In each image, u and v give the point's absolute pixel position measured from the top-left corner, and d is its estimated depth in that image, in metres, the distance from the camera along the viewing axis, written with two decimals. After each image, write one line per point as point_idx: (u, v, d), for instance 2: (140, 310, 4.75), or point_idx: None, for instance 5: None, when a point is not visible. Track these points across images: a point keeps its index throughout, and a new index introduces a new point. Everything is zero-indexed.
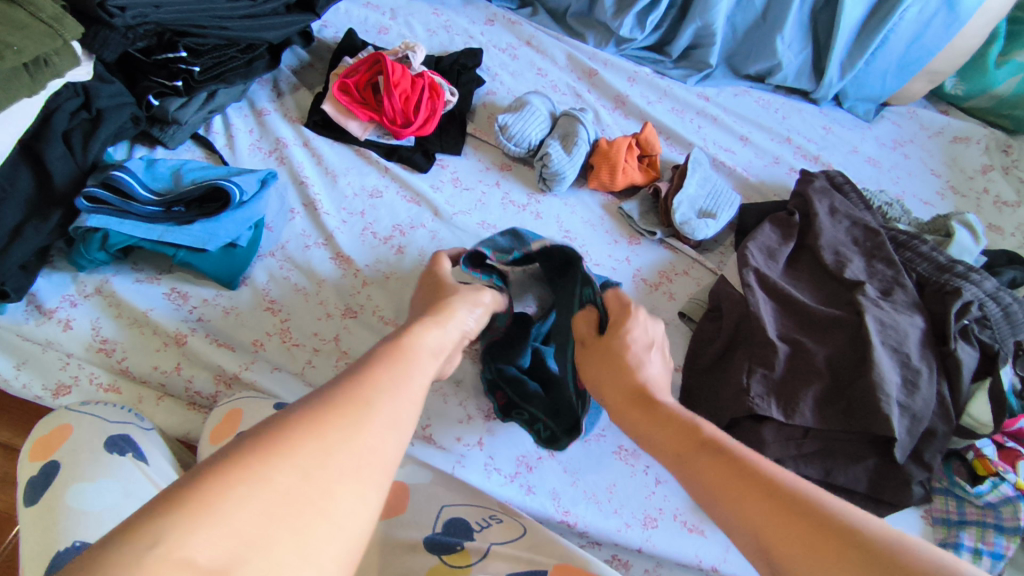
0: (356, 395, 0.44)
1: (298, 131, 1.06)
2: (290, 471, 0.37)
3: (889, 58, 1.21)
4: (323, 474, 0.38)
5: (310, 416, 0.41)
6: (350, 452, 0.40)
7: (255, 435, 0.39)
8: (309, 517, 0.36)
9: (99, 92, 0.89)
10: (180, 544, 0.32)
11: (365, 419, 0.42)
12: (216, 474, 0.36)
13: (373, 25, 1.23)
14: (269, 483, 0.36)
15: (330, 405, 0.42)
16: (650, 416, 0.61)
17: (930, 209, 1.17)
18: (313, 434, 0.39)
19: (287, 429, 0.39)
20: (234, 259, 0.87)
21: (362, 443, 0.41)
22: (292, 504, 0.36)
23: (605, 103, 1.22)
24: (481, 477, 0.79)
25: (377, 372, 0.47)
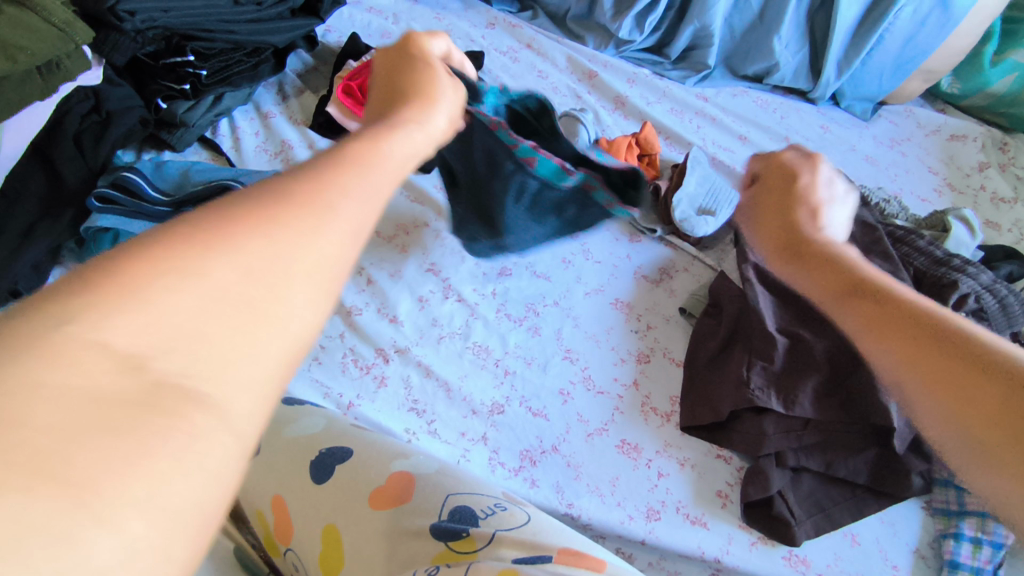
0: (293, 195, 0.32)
1: (304, 133, 1.08)
2: (229, 268, 0.28)
3: (885, 58, 1.23)
4: (273, 272, 0.29)
5: (248, 205, 0.31)
6: (303, 255, 0.30)
7: (193, 221, 0.30)
8: (247, 321, 0.28)
9: (109, 95, 0.90)
10: (98, 327, 0.25)
11: (325, 215, 0.32)
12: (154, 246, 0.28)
13: (376, 29, 1.25)
14: (224, 258, 0.29)
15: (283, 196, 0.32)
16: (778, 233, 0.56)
17: (927, 206, 1.18)
18: (259, 228, 0.30)
19: (228, 219, 0.30)
20: None
21: (323, 247, 0.31)
22: (229, 304, 0.28)
23: (606, 103, 1.24)
24: (486, 470, 0.81)
25: (341, 174, 0.35)
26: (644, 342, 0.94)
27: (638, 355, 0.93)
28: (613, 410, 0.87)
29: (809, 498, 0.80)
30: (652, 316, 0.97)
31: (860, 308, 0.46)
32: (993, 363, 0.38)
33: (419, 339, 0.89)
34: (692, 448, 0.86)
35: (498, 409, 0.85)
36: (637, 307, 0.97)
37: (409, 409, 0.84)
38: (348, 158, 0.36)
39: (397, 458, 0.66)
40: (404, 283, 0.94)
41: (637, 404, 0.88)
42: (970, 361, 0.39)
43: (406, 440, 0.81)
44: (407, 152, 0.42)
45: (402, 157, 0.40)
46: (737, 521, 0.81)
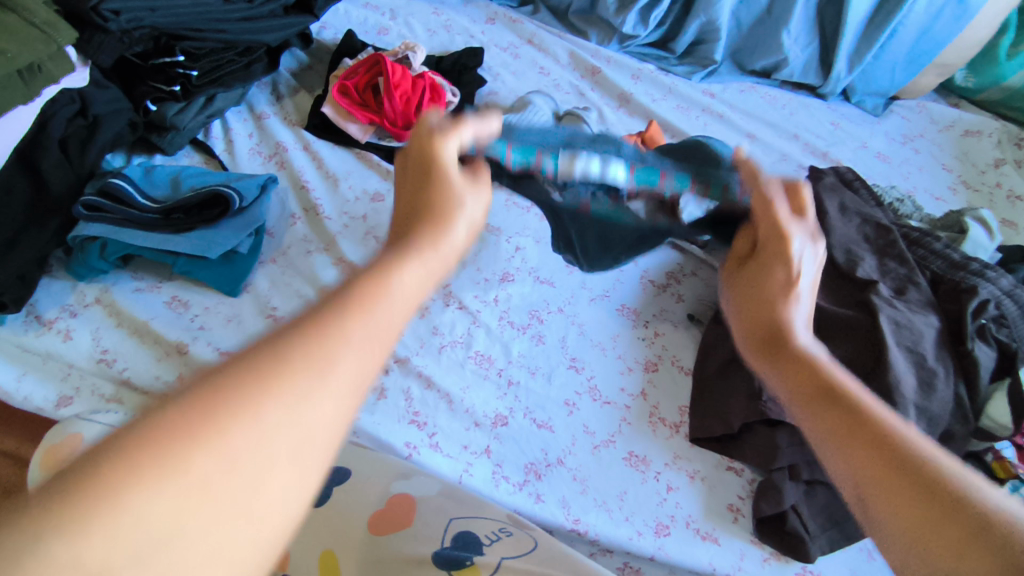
0: (310, 352, 0.30)
1: (299, 134, 1.04)
2: (215, 459, 0.25)
3: (897, 52, 1.19)
4: (259, 466, 0.26)
5: (243, 371, 0.28)
6: (295, 430, 0.28)
7: (171, 401, 0.26)
8: (233, 518, 0.25)
9: (95, 98, 0.87)
10: (63, 553, 0.21)
11: (328, 377, 0.30)
12: (168, 413, 0.26)
13: (372, 25, 1.22)
14: (249, 425, 0.27)
15: (311, 339, 0.31)
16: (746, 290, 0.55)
17: (942, 204, 1.15)
18: (251, 406, 0.27)
19: (218, 392, 0.27)
20: (235, 266, 0.86)
21: (316, 420, 0.29)
22: (207, 505, 0.25)
23: (610, 100, 1.20)
24: (490, 486, 0.78)
25: (359, 318, 0.34)
26: (651, 350, 0.91)
27: (645, 363, 0.90)
28: (621, 421, 0.85)
29: (824, 512, 0.77)
30: (660, 323, 0.94)
31: (867, 442, 0.38)
32: None
33: (420, 348, 0.87)
34: (702, 460, 0.83)
35: (502, 420, 0.83)
36: (644, 314, 0.94)
37: (410, 422, 0.81)
38: (359, 293, 0.35)
39: (397, 479, 0.65)
40: None
41: (643, 415, 0.85)
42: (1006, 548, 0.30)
43: (406, 455, 0.78)
44: (415, 277, 0.39)
45: (416, 281, 0.39)
46: (750, 536, 0.78)
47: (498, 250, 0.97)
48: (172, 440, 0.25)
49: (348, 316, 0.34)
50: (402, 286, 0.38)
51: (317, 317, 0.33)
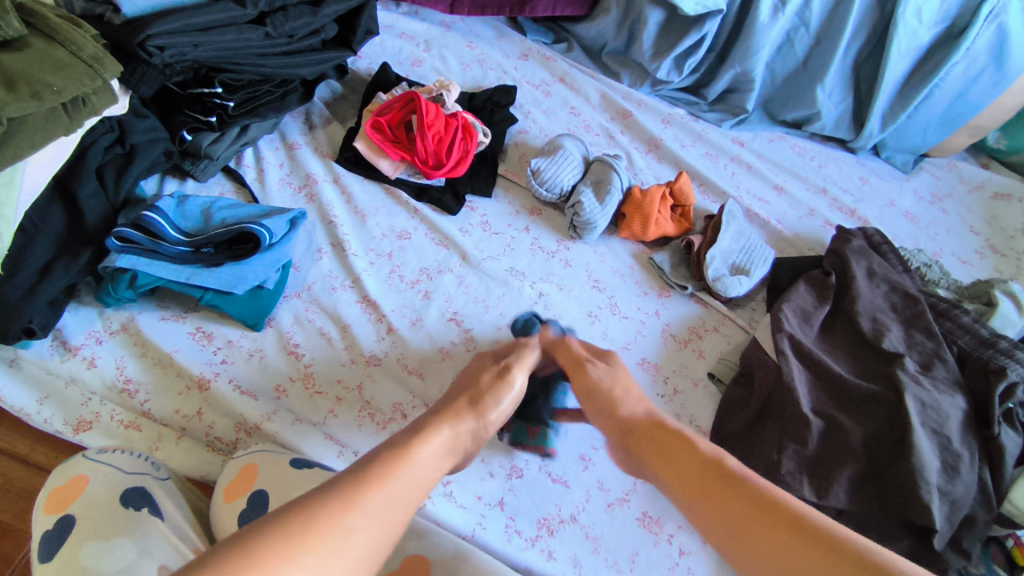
0: (345, 513, 0.50)
1: (329, 166, 1.05)
2: None
3: (931, 113, 1.19)
4: None
5: (285, 534, 0.46)
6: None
7: (232, 555, 0.44)
8: None
9: (133, 127, 0.87)
10: None
11: (342, 543, 0.48)
12: (252, 552, 0.45)
13: (407, 56, 1.22)
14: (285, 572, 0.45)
15: (356, 495, 0.52)
16: (656, 447, 0.70)
17: (967, 268, 1.14)
18: (289, 558, 0.45)
19: (263, 553, 0.45)
20: (260, 301, 0.87)
21: (336, 570, 0.47)
22: None
23: (639, 145, 1.20)
24: (502, 541, 0.78)
25: (388, 478, 0.56)
26: (670, 409, 0.90)
27: None
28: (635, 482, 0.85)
29: None
30: (680, 380, 0.93)
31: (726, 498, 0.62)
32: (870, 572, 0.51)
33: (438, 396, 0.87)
34: None
35: (517, 472, 0.84)
36: (664, 369, 0.93)
37: None
38: (381, 473, 0.55)
39: (412, 538, 0.64)
40: (426, 333, 0.91)
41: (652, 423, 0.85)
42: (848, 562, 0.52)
43: (421, 504, 0.78)
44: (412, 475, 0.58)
45: (426, 473, 0.59)
46: None
47: (522, 295, 0.97)
48: (261, 564, 0.44)
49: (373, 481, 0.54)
50: (418, 463, 0.59)
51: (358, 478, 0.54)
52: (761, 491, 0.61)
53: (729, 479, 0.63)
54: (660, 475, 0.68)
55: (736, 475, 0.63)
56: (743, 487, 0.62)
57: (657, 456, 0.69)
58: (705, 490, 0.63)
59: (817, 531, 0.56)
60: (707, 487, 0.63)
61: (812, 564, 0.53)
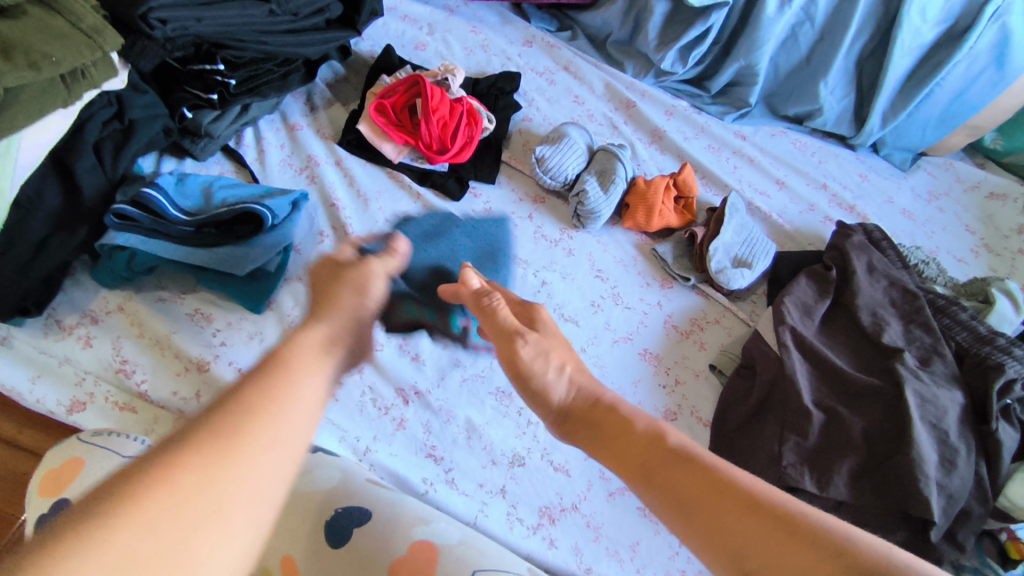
0: (229, 413, 0.41)
1: (331, 149, 1.03)
2: (133, 531, 0.34)
3: (931, 112, 1.20)
4: (181, 520, 0.36)
5: (164, 455, 0.38)
6: (234, 492, 0.38)
7: (105, 493, 0.35)
8: (164, 561, 0.34)
9: (133, 102, 0.85)
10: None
11: (236, 448, 0.40)
12: (123, 483, 0.36)
13: (410, 40, 1.20)
14: (171, 488, 0.36)
15: (194, 477, 0.37)
16: (595, 426, 0.58)
17: (963, 267, 1.15)
18: (166, 480, 0.36)
19: (140, 482, 0.36)
20: (261, 283, 0.86)
21: (230, 473, 0.39)
22: (151, 561, 0.34)
23: (642, 136, 1.20)
24: (505, 528, 0.78)
25: (251, 423, 0.41)
26: (671, 399, 0.90)
27: (665, 412, 0.89)
28: None
29: None
30: (681, 371, 0.93)
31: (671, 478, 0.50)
32: (847, 559, 0.41)
33: (439, 382, 0.87)
34: None
35: (520, 460, 0.83)
36: (666, 360, 0.94)
37: (426, 456, 0.81)
38: (266, 365, 0.46)
39: (418, 524, 0.64)
40: None
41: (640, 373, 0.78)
42: (820, 551, 0.42)
43: (423, 491, 0.78)
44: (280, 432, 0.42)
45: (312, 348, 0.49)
46: None
47: (525, 284, 0.96)
48: (133, 493, 0.35)
49: (213, 452, 0.39)
50: (302, 350, 0.49)
51: (190, 451, 0.38)
52: (711, 466, 0.50)
53: (671, 453, 0.52)
54: (599, 454, 0.57)
55: (680, 447, 0.52)
56: (685, 466, 0.50)
57: (598, 436, 0.58)
58: (649, 469, 0.52)
59: (781, 512, 0.45)
60: (650, 465, 0.52)
61: (773, 552, 0.43)
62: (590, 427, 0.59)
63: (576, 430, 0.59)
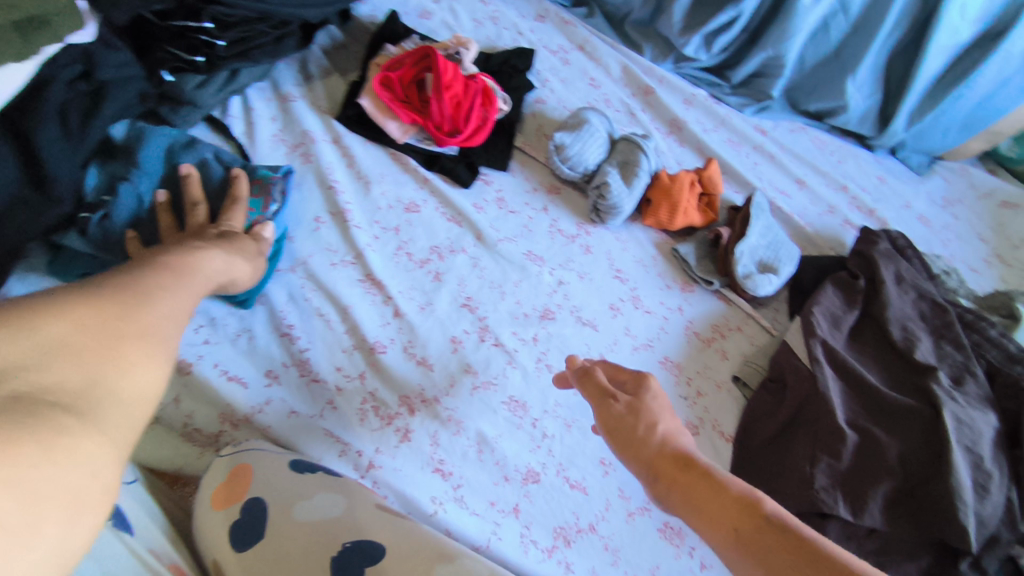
0: (119, 298, 0.46)
1: (328, 124, 0.93)
2: (63, 324, 0.40)
3: (956, 115, 1.16)
4: (98, 335, 0.41)
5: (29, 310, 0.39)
6: (126, 330, 0.44)
7: None
8: (95, 356, 0.40)
9: (103, 60, 0.73)
10: None
11: (126, 315, 0.45)
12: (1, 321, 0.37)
13: (415, 6, 1.10)
14: (70, 323, 0.40)
15: (78, 315, 0.41)
16: (683, 480, 0.49)
17: (978, 277, 1.13)
18: (63, 317, 0.40)
19: None
20: (252, 276, 0.77)
21: (140, 319, 0.46)
22: (81, 346, 0.40)
23: (660, 125, 1.13)
24: (517, 552, 0.72)
25: (152, 294, 0.49)
26: (693, 412, 0.84)
27: (687, 426, 0.83)
28: None
29: None
30: (703, 382, 0.87)
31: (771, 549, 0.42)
32: None
33: (449, 389, 0.78)
34: None
35: (534, 476, 0.77)
36: (688, 370, 0.88)
37: (433, 471, 0.73)
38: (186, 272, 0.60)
39: (438, 560, 0.56)
40: (436, 318, 0.82)
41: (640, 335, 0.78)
42: None
43: (432, 512, 0.71)
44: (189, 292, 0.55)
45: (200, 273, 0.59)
46: None
47: (540, 282, 0.89)
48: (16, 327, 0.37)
49: (101, 307, 0.44)
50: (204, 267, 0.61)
51: (75, 301, 0.42)
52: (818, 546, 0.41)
53: (767, 523, 0.44)
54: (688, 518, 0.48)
55: (775, 519, 0.44)
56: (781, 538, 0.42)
57: (691, 509, 0.48)
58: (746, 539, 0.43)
59: None
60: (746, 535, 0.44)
61: None
62: (684, 483, 0.49)
63: (670, 492, 0.50)
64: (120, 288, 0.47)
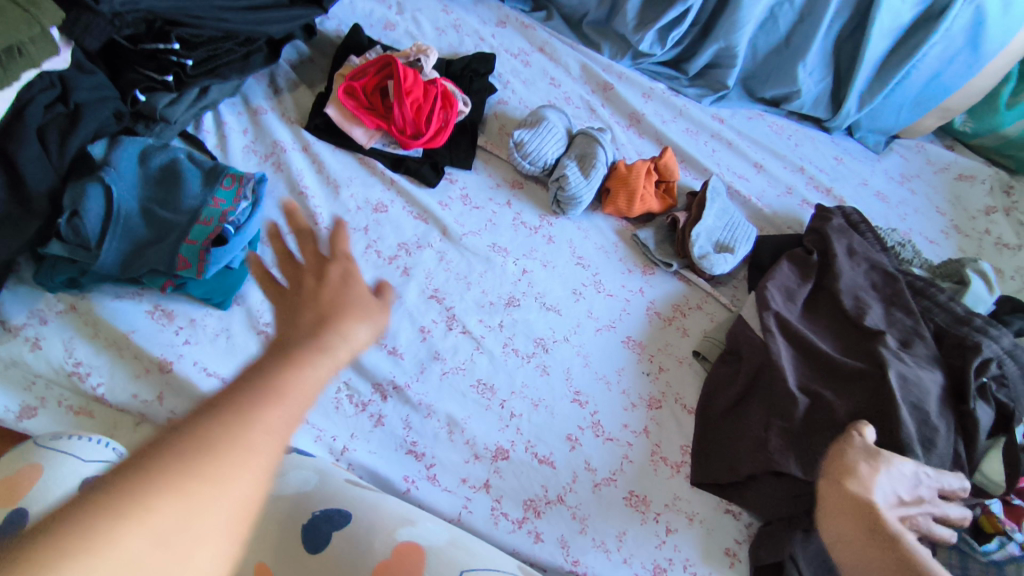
0: (240, 411, 0.34)
1: (297, 133, 0.98)
2: (150, 521, 0.29)
3: (906, 94, 1.20)
4: (205, 507, 0.31)
5: (128, 484, 0.30)
6: (234, 484, 0.32)
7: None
8: (187, 554, 0.29)
9: (77, 84, 0.80)
10: None
11: (239, 450, 0.33)
12: (89, 520, 0.28)
13: (378, 19, 1.15)
14: (171, 503, 0.30)
15: (186, 471, 0.31)
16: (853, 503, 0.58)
17: (935, 248, 1.17)
18: (161, 499, 0.30)
19: (58, 534, 0.28)
20: (227, 278, 0.82)
21: (255, 454, 0.33)
22: (171, 543, 0.29)
23: (620, 119, 1.18)
24: (488, 524, 0.77)
25: (283, 388, 0.36)
26: (655, 387, 0.90)
27: (649, 400, 0.89)
28: (623, 459, 0.84)
29: (817, 558, 0.76)
30: (664, 358, 0.92)
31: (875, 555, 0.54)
32: None
33: (419, 375, 0.83)
34: (701, 502, 0.83)
35: (503, 454, 0.81)
36: (649, 347, 0.93)
37: (407, 452, 0.79)
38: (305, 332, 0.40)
39: (403, 525, 0.61)
40: (405, 311, 0.87)
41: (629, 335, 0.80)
42: None
43: (405, 489, 0.76)
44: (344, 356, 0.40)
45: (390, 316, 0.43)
46: None
47: (505, 272, 0.93)
48: (100, 534, 0.28)
49: (213, 448, 0.32)
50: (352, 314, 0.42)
51: (190, 448, 0.32)
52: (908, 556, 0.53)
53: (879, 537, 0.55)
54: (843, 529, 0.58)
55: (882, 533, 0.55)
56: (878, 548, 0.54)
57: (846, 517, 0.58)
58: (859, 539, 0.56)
59: None
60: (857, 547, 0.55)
61: None
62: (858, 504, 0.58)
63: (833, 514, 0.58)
64: (254, 384, 0.35)
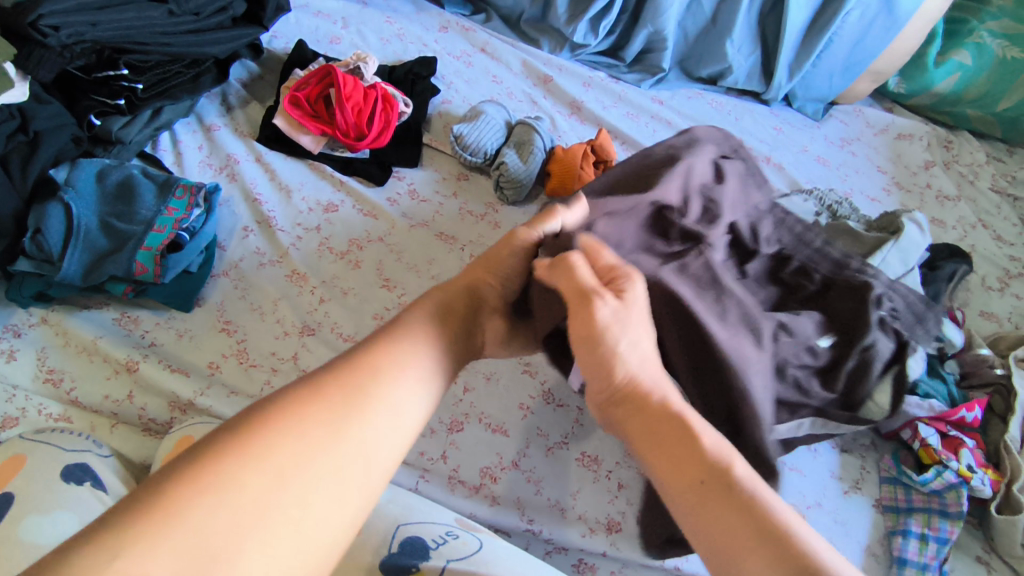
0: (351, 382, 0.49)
1: (249, 146, 1.04)
2: (286, 448, 0.43)
3: (833, 60, 1.25)
4: (319, 452, 0.44)
5: (280, 410, 0.45)
6: (339, 444, 0.45)
7: (190, 459, 0.41)
8: (309, 481, 0.43)
9: (36, 114, 0.85)
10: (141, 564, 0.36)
11: (352, 411, 0.47)
12: (253, 432, 0.43)
13: (324, 34, 1.22)
14: (300, 435, 0.44)
15: (313, 411, 0.46)
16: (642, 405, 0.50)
17: (876, 205, 1.21)
18: (291, 432, 0.44)
19: (251, 438, 0.43)
20: (186, 283, 0.87)
21: (360, 425, 0.47)
22: (300, 462, 0.43)
23: (561, 108, 1.23)
24: (444, 491, 0.81)
25: (373, 380, 0.50)
26: None
27: None
28: (575, 423, 0.88)
29: None
30: None
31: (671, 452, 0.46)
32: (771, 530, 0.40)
33: None
34: None
35: (458, 426, 0.87)
36: None
37: None
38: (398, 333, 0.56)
39: None
40: (357, 299, 0.91)
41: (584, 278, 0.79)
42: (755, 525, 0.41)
43: None
44: (433, 359, 0.55)
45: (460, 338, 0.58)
46: None
47: (454, 258, 0.98)
48: (256, 446, 0.43)
49: (330, 403, 0.47)
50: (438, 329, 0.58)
51: (322, 401, 0.47)
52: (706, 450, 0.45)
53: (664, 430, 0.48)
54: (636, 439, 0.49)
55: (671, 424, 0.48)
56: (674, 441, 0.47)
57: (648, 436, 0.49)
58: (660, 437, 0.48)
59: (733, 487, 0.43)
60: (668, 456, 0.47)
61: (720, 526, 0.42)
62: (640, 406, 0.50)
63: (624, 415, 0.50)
64: (368, 358, 0.52)
